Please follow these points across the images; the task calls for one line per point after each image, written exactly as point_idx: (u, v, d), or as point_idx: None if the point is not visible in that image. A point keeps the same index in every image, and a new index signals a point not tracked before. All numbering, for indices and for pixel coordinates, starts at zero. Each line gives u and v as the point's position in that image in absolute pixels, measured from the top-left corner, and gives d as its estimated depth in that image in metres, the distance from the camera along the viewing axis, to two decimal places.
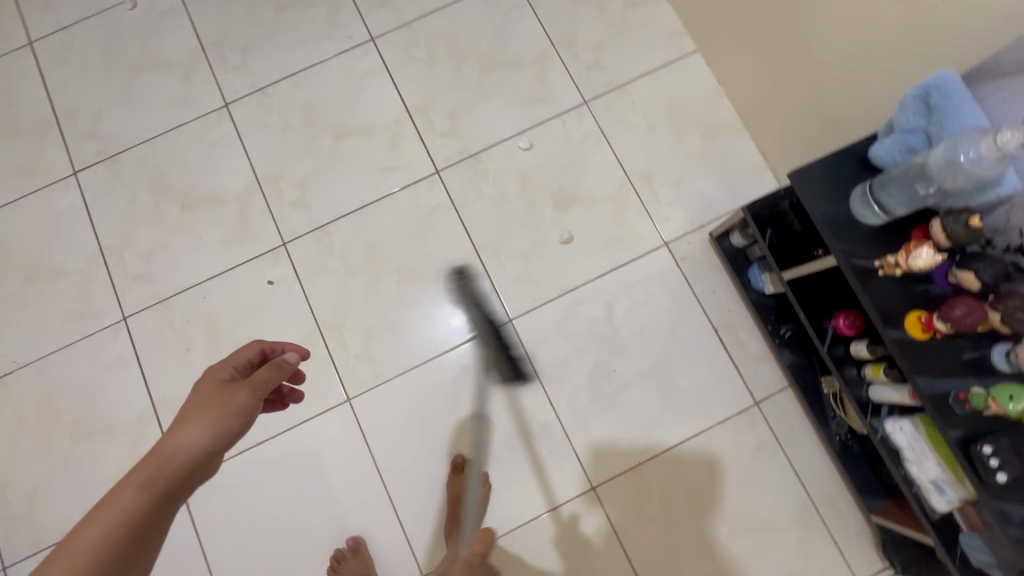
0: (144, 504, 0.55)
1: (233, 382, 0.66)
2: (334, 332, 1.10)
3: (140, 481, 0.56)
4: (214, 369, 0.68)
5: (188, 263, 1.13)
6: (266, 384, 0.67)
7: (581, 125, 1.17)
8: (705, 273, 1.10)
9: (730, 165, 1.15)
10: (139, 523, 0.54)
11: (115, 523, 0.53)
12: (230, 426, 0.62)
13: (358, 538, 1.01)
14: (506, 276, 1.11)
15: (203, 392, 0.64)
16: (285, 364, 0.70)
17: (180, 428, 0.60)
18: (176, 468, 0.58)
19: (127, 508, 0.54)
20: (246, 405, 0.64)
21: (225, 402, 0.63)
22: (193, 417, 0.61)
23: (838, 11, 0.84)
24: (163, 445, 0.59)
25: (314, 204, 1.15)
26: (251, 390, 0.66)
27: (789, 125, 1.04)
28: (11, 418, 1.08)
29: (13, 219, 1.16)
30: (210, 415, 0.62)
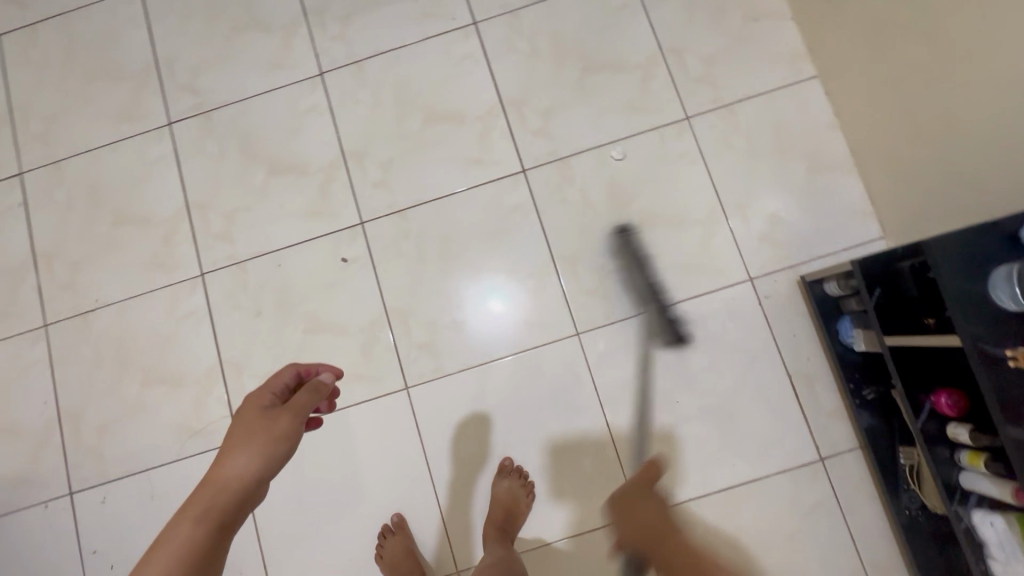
0: (203, 532, 0.62)
1: (273, 410, 0.74)
2: (400, 319, 1.10)
3: (196, 514, 0.64)
4: (256, 399, 0.75)
5: (267, 229, 1.14)
6: (305, 407, 0.74)
7: (679, 141, 1.12)
8: (789, 315, 1.04)
9: (833, 205, 1.08)
10: (206, 543, 0.62)
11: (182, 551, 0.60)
12: (274, 453, 0.69)
13: (401, 517, 1.04)
14: (579, 288, 1.08)
15: (247, 423, 0.72)
16: (319, 388, 0.76)
17: (229, 461, 0.68)
18: (231, 496, 0.66)
19: (190, 538, 0.61)
20: (289, 429, 0.71)
21: (267, 429, 0.71)
22: (240, 448, 0.69)
23: (983, 66, 0.75)
24: (216, 477, 0.67)
25: (395, 186, 1.14)
26: (292, 414, 0.73)
27: (912, 172, 0.96)
28: (90, 355, 1.13)
29: (108, 162, 1.19)
30: (255, 443, 0.69)
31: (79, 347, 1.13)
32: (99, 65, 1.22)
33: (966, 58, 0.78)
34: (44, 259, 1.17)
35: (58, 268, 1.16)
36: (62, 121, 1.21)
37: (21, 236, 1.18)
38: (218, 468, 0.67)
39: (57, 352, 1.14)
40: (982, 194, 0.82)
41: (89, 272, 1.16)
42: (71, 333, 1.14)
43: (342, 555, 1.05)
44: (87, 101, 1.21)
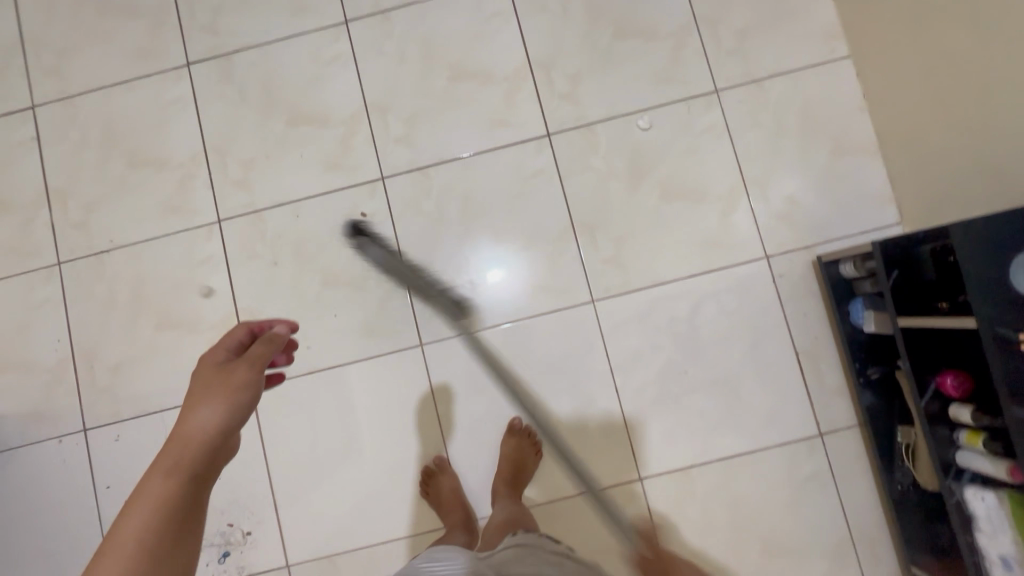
0: (174, 493, 0.53)
1: (228, 363, 0.65)
2: (417, 277, 1.10)
3: (160, 478, 0.54)
4: (207, 356, 0.66)
5: (287, 179, 1.13)
6: (265, 354, 0.66)
7: (706, 114, 1.11)
8: (801, 294, 1.06)
9: (854, 188, 1.09)
10: (177, 510, 0.53)
11: (152, 515, 0.51)
12: (240, 402, 0.61)
13: (443, 458, 1.07)
14: (597, 256, 1.09)
15: (201, 379, 0.62)
16: (276, 335, 0.67)
17: (185, 422, 0.58)
18: (199, 447, 0.57)
19: (159, 499, 0.52)
20: (247, 378, 0.63)
21: (224, 381, 0.62)
22: (197, 406, 0.59)
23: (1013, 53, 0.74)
24: (176, 435, 0.57)
25: (418, 143, 1.13)
26: (249, 364, 0.64)
27: (933, 158, 0.96)
28: (104, 296, 1.13)
29: (124, 101, 1.16)
30: (214, 396, 0.60)
31: (93, 288, 1.13)
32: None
33: (994, 43, 0.78)
34: (58, 196, 1.15)
35: (72, 206, 1.15)
36: (76, 55, 1.18)
37: (34, 172, 1.16)
38: (173, 432, 0.57)
39: (71, 291, 1.13)
40: (1000, 181, 0.83)
41: (103, 212, 1.15)
42: (85, 273, 1.14)
43: (352, 502, 1.08)
44: (102, 36, 1.18)
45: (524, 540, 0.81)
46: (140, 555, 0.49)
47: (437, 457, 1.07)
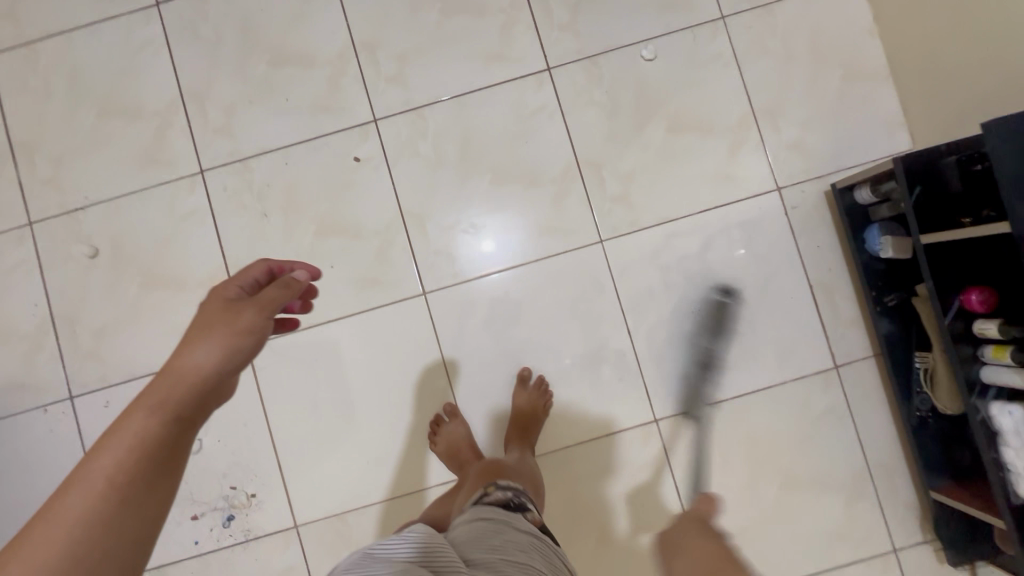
0: (156, 430, 0.52)
1: (238, 302, 0.62)
2: (417, 224, 1.05)
3: (150, 407, 0.52)
4: (223, 291, 0.64)
5: (272, 125, 1.06)
6: (275, 302, 0.63)
7: (712, 43, 1.06)
8: (813, 226, 1.04)
9: (866, 115, 1.05)
10: (154, 451, 0.51)
11: (133, 448, 0.50)
12: (240, 347, 0.58)
13: (455, 405, 1.03)
14: (604, 195, 1.05)
15: (207, 315, 0.60)
16: (294, 284, 0.65)
17: (187, 351, 0.56)
18: (191, 388, 0.55)
19: (140, 433, 0.51)
20: (254, 323, 0.60)
21: (230, 322, 0.59)
22: (198, 339, 0.57)
23: None
24: (171, 368, 0.55)
25: (411, 82, 1.06)
26: (258, 308, 0.61)
27: (949, 75, 0.92)
28: (81, 256, 1.06)
29: (89, 46, 1.08)
30: (215, 334, 0.58)
31: (69, 248, 1.06)
32: None
33: None
34: (24, 151, 1.07)
35: (40, 161, 1.07)
36: None
37: None
38: (170, 359, 0.55)
39: (45, 252, 1.06)
40: (1018, 88, 0.79)
41: (75, 167, 1.07)
42: (60, 232, 1.06)
43: (359, 459, 1.04)
44: None
45: (490, 513, 0.72)
46: (113, 480, 0.48)
47: (448, 405, 1.03)
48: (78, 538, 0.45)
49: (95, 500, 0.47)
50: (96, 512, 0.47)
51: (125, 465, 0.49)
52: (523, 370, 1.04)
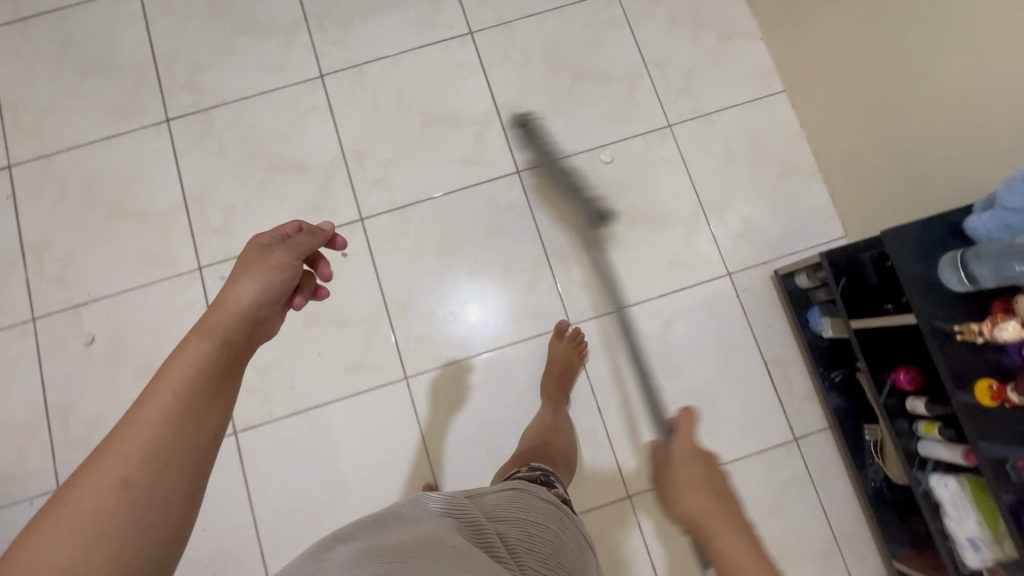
0: (210, 357, 0.53)
1: (269, 246, 0.65)
2: (400, 312, 1.13)
3: (201, 337, 0.54)
4: (254, 236, 0.65)
5: (267, 223, 1.16)
6: (304, 248, 0.66)
7: (662, 147, 1.20)
8: (764, 307, 1.13)
9: (801, 208, 1.18)
10: (209, 376, 0.52)
11: (190, 374, 0.51)
12: (277, 282, 0.61)
13: (433, 485, 1.05)
14: (572, 282, 1.15)
15: (244, 256, 0.63)
16: (318, 233, 0.68)
17: (229, 288, 0.59)
18: (233, 319, 0.57)
19: (195, 359, 0.52)
20: (285, 263, 0.63)
21: (262, 260, 0.62)
22: (237, 277, 0.60)
23: (929, 71, 0.86)
24: (220, 303, 0.58)
25: (395, 184, 1.18)
26: (288, 251, 0.64)
27: (866, 174, 1.07)
28: (79, 349, 1.11)
29: (102, 156, 1.19)
30: (253, 272, 0.60)
31: (69, 341, 1.12)
32: (94, 60, 1.23)
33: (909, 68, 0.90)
34: (33, 252, 1.15)
35: (47, 261, 1.15)
36: (53, 115, 1.21)
37: (9, 229, 1.16)
38: (218, 295, 0.57)
39: (46, 346, 1.12)
40: (921, 188, 0.94)
41: (79, 265, 1.15)
42: (61, 326, 1.12)
43: None
44: (81, 96, 1.21)
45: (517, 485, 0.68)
46: (177, 396, 0.49)
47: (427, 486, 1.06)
48: (167, 442, 0.48)
49: (166, 407, 0.49)
50: (162, 426, 0.48)
51: (187, 385, 0.51)
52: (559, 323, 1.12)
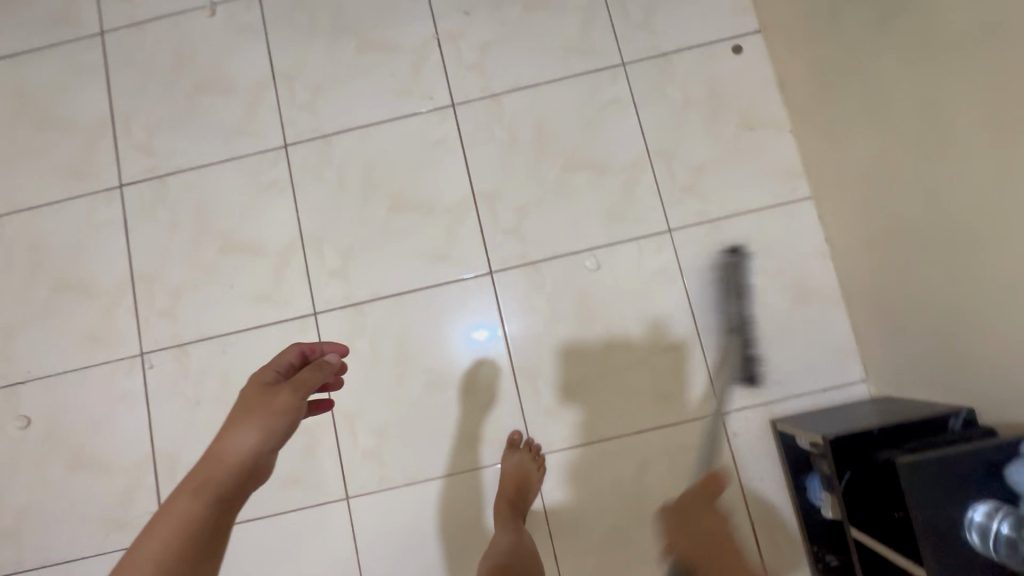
0: (202, 510, 0.52)
1: (272, 386, 0.64)
2: (347, 423, 1.03)
3: (192, 488, 0.54)
4: (254, 378, 0.65)
5: (215, 310, 1.07)
6: (308, 383, 0.64)
7: (658, 255, 1.04)
8: (756, 458, 0.99)
9: (816, 341, 1.01)
10: (198, 533, 0.51)
11: (182, 530, 0.51)
12: (276, 427, 0.59)
13: None
14: (539, 406, 1.02)
15: (245, 398, 0.62)
16: (326, 365, 0.66)
17: (226, 436, 0.58)
18: (227, 471, 0.56)
19: (187, 515, 0.52)
20: (288, 405, 0.61)
21: (264, 405, 0.60)
22: (236, 423, 0.59)
23: (977, 246, 0.70)
24: (215, 451, 0.57)
25: (354, 276, 1.07)
26: (292, 389, 0.63)
27: (894, 320, 0.90)
28: (15, 430, 1.06)
29: (51, 221, 1.12)
30: (253, 419, 0.59)
31: (5, 420, 1.07)
32: (52, 115, 1.15)
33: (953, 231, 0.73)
34: None
35: None
36: (7, 171, 1.14)
37: None
38: (214, 444, 0.57)
39: None
40: (963, 365, 0.78)
41: (21, 339, 1.09)
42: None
43: None
44: (37, 152, 1.14)
45: None
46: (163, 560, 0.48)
47: None
48: None
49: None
50: None
51: (173, 544, 0.50)
52: (514, 433, 1.01)
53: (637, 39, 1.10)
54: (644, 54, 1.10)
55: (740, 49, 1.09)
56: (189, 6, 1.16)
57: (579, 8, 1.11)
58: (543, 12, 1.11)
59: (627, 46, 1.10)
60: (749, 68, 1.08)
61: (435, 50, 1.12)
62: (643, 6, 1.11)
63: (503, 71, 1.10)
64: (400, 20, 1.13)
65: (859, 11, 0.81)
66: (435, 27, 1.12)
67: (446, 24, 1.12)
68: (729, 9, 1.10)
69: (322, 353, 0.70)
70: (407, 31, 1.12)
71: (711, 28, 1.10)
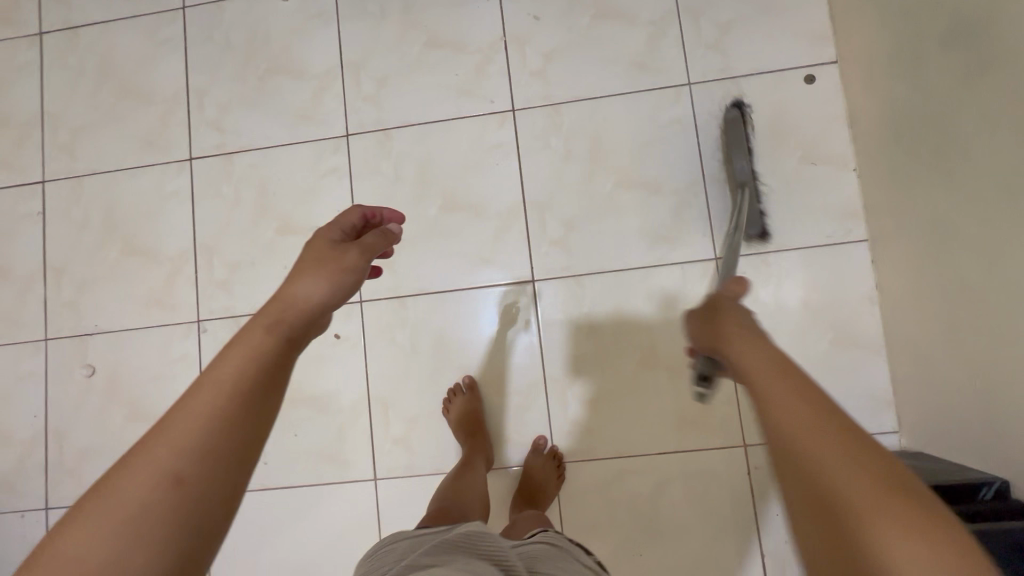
0: (272, 346, 0.49)
1: (340, 244, 0.61)
2: (381, 409, 1.08)
3: (265, 323, 0.50)
4: (321, 232, 0.62)
5: (268, 288, 1.13)
6: (375, 248, 0.62)
7: (701, 282, 1.05)
8: (774, 494, 1.00)
9: (850, 387, 1.01)
10: (268, 366, 0.49)
11: (253, 358, 0.48)
12: (344, 282, 0.57)
13: None
14: (565, 416, 1.05)
15: (313, 253, 0.59)
16: (392, 235, 0.64)
17: (296, 281, 0.55)
18: (298, 314, 0.52)
19: (256, 346, 0.49)
20: (355, 265, 0.59)
21: (334, 261, 0.58)
22: (307, 270, 0.56)
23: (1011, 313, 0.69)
24: (281, 295, 0.54)
25: (400, 270, 1.10)
26: (360, 251, 0.60)
27: (934, 376, 0.89)
28: (81, 378, 1.15)
29: (125, 186, 1.18)
30: (324, 269, 0.57)
31: (73, 368, 1.16)
32: (133, 84, 1.20)
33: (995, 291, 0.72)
34: (53, 272, 1.18)
35: (65, 284, 1.18)
36: (88, 135, 1.21)
37: (36, 245, 1.19)
38: (285, 286, 0.54)
39: (53, 368, 1.16)
40: (994, 435, 0.77)
41: (91, 294, 1.17)
42: (68, 352, 1.16)
43: None
44: (116, 119, 1.20)
45: (554, 540, 0.71)
46: (239, 385, 0.46)
47: None
48: (226, 413, 0.45)
49: (227, 399, 0.45)
50: (224, 411, 0.45)
51: (248, 371, 0.47)
52: (540, 439, 1.05)
53: (707, 59, 1.08)
54: (712, 76, 1.08)
55: (813, 80, 1.06)
56: None
57: (650, 22, 1.10)
58: (613, 23, 1.10)
59: (695, 65, 1.08)
60: (819, 100, 1.05)
61: (501, 53, 1.12)
62: (717, 25, 1.08)
63: (567, 81, 1.10)
64: (469, 19, 1.13)
65: (942, 60, 0.77)
66: (504, 30, 1.12)
67: (515, 27, 1.12)
68: (807, 37, 1.07)
69: (381, 222, 0.68)
70: (475, 31, 1.13)
71: (785, 54, 1.07)
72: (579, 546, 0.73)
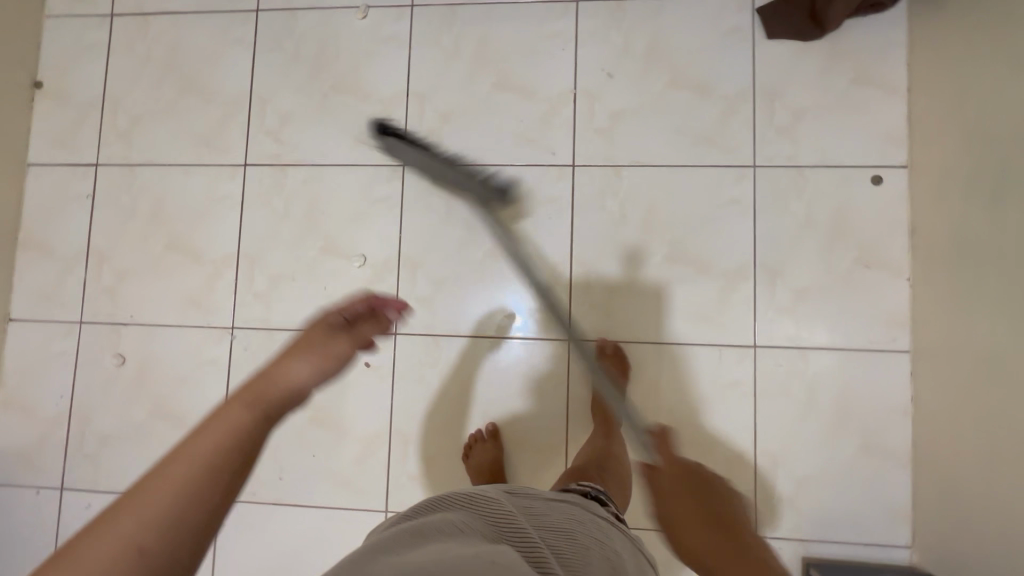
0: (237, 446, 0.43)
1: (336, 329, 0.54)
2: (401, 444, 1.09)
3: (239, 411, 0.44)
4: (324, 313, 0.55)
5: (305, 306, 1.14)
6: (368, 336, 0.55)
7: (736, 367, 1.05)
8: None
9: (870, 495, 1.01)
10: (224, 473, 0.41)
11: (209, 463, 0.41)
12: (331, 368, 0.51)
13: None
14: None
15: (304, 338, 0.52)
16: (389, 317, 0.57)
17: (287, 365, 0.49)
18: (276, 403, 0.46)
19: (220, 448, 0.42)
20: (341, 352, 0.53)
21: (320, 344, 0.52)
22: (294, 353, 0.50)
23: None
24: (258, 380, 0.47)
25: (438, 308, 1.11)
26: (350, 341, 0.54)
27: (958, 510, 0.89)
28: (110, 367, 1.17)
29: (176, 182, 1.19)
30: (313, 350, 0.51)
31: (104, 355, 1.17)
32: (197, 81, 1.20)
33: None
34: (96, 258, 1.19)
35: (105, 271, 1.19)
36: (146, 125, 1.21)
37: (82, 228, 1.20)
38: (269, 369, 0.48)
39: (84, 353, 1.18)
40: None
41: (130, 286, 1.18)
42: (101, 339, 1.18)
43: None
44: (176, 113, 1.20)
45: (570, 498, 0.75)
46: (188, 494, 0.39)
47: None
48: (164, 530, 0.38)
49: (166, 507, 0.39)
50: (161, 521, 0.38)
51: (199, 477, 0.40)
52: None
53: (775, 144, 1.07)
54: (778, 162, 1.07)
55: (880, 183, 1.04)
56: (344, 4, 1.18)
57: (723, 98, 1.08)
58: (686, 93, 1.09)
59: (762, 148, 1.07)
60: (883, 203, 1.04)
61: (570, 106, 1.11)
62: (791, 111, 1.07)
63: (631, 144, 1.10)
64: (542, 67, 1.13)
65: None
66: (575, 83, 1.12)
67: (586, 82, 1.11)
68: (880, 137, 1.05)
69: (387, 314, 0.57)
70: (546, 80, 1.12)
71: (855, 151, 1.05)
72: (591, 501, 0.77)
